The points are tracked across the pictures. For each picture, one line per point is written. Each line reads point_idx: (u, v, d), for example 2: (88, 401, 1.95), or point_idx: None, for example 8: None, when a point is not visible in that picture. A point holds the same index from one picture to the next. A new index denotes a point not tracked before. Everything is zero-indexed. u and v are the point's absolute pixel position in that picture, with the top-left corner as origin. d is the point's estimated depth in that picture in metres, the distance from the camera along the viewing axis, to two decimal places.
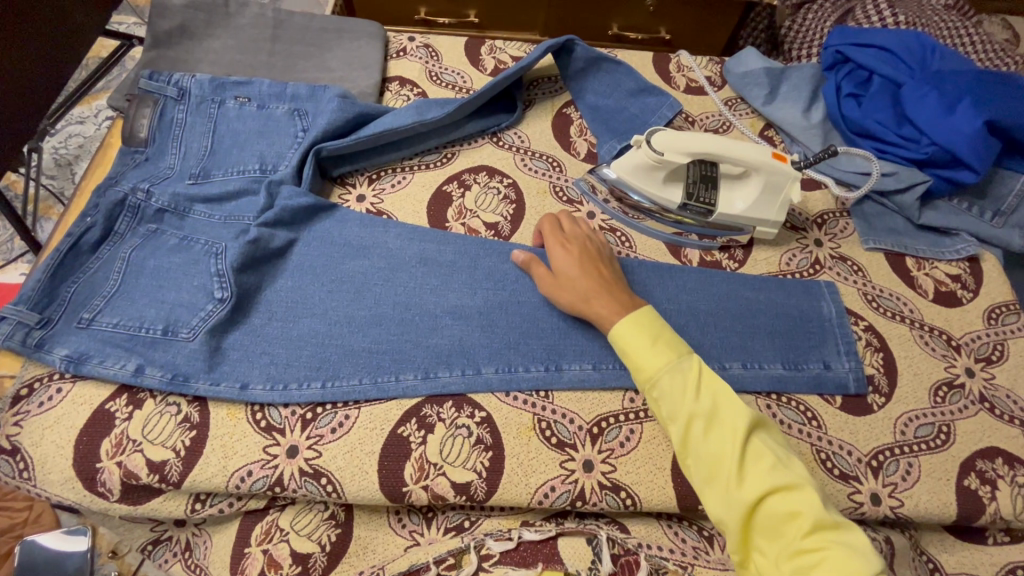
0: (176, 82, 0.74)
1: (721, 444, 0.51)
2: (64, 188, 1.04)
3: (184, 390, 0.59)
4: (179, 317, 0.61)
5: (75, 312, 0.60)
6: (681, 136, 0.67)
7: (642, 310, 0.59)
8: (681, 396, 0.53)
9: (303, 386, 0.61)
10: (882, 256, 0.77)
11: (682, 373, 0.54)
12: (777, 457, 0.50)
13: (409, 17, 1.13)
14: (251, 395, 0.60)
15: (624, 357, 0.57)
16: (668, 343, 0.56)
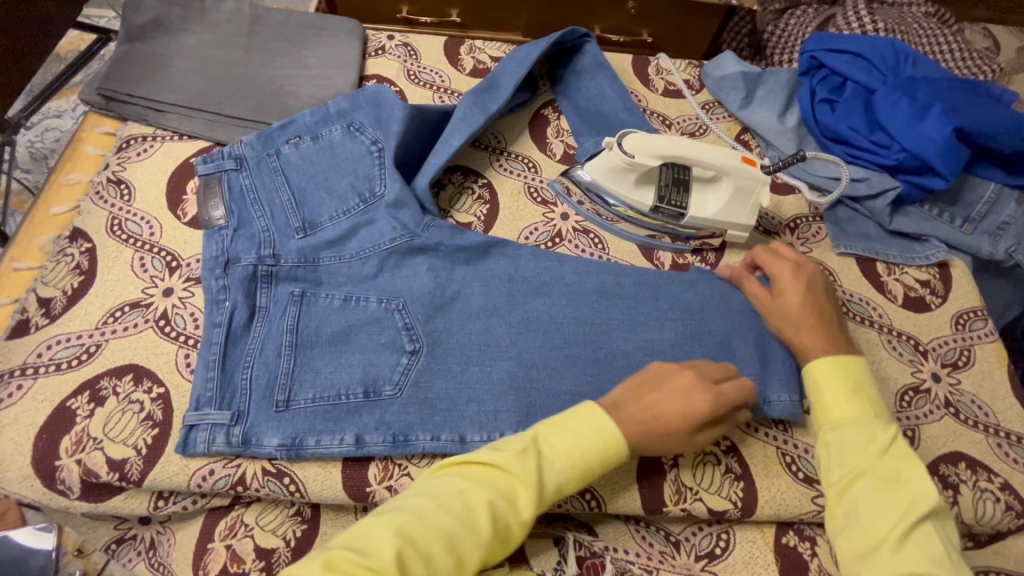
0: (230, 154, 0.72)
1: (884, 505, 0.49)
2: (40, 182, 1.03)
3: (409, 447, 0.59)
4: (376, 375, 0.61)
5: (270, 397, 0.59)
6: (652, 138, 0.68)
7: (849, 357, 0.57)
8: (862, 450, 0.52)
9: (428, 437, 0.59)
10: (853, 260, 0.78)
11: (881, 429, 0.53)
12: (948, 554, 0.46)
13: (391, 15, 1.12)
14: (415, 445, 0.59)
15: (812, 394, 0.57)
16: (871, 401, 0.55)
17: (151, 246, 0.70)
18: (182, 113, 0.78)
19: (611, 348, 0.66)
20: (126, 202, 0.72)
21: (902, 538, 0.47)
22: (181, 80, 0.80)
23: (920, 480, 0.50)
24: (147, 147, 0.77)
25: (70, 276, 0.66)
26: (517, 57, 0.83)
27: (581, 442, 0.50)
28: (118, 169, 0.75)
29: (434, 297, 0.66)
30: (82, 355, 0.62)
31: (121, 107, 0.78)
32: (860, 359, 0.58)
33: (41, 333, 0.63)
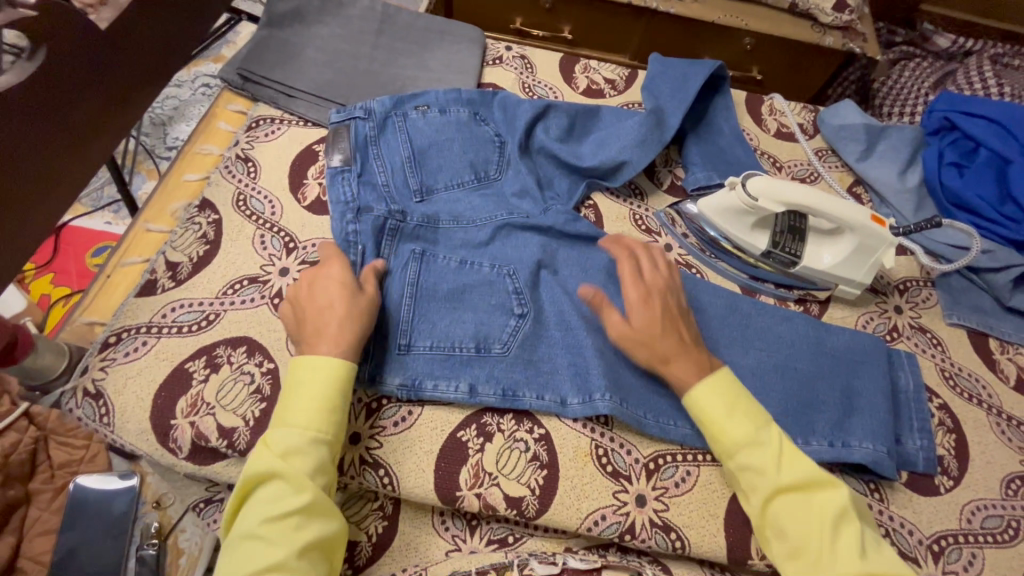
0: (361, 105, 0.77)
1: (804, 511, 0.51)
2: (157, 147, 1.10)
3: (518, 404, 0.61)
4: (488, 334, 0.64)
5: (390, 341, 0.62)
6: (781, 185, 0.66)
7: (726, 370, 0.58)
8: (761, 474, 0.53)
9: (538, 397, 0.62)
10: (965, 333, 0.74)
11: (766, 445, 0.54)
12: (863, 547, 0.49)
13: (503, 25, 1.15)
14: (522, 402, 0.61)
15: (700, 422, 0.56)
16: (753, 411, 0.55)
17: (272, 224, 0.72)
18: (311, 101, 0.82)
19: None
20: (251, 179, 0.76)
21: (833, 532, 0.50)
22: (313, 69, 0.83)
23: (822, 480, 0.52)
24: (275, 128, 0.80)
25: (197, 244, 0.70)
26: (674, 79, 0.86)
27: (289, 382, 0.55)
28: (247, 147, 0.78)
29: (536, 271, 0.69)
30: (203, 321, 0.65)
31: (255, 88, 0.82)
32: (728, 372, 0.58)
33: (167, 294, 0.66)
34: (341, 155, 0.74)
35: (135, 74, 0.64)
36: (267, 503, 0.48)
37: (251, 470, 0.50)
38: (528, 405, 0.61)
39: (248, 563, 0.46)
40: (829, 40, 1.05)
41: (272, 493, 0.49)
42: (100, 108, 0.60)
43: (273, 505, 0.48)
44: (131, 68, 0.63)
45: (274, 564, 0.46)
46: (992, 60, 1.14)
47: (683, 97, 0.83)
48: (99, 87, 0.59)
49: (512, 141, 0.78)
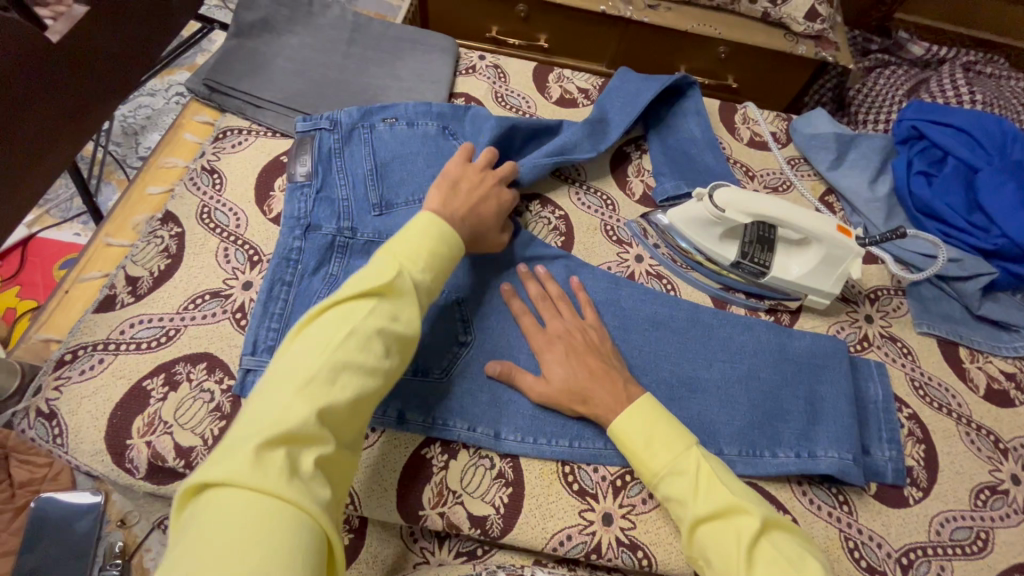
0: (328, 115, 0.77)
1: (724, 538, 0.49)
2: (128, 157, 1.08)
3: (445, 435, 0.60)
4: (427, 359, 0.63)
5: None
6: (749, 195, 0.66)
7: (648, 400, 0.57)
8: (680, 504, 0.52)
9: (471, 428, 0.61)
10: (935, 342, 0.74)
11: (683, 473, 0.52)
12: (789, 562, 0.47)
13: (479, 34, 1.15)
14: (452, 433, 0.60)
15: (626, 455, 0.56)
16: (673, 438, 0.54)
17: (236, 237, 0.71)
18: (279, 112, 0.81)
19: (678, 402, 0.64)
20: (217, 191, 0.74)
21: (750, 556, 0.47)
22: (282, 79, 0.82)
23: (735, 504, 0.49)
24: (242, 139, 0.79)
25: (159, 258, 0.69)
26: (626, 93, 0.86)
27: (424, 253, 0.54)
28: (213, 158, 0.77)
29: (492, 294, 0.69)
30: (162, 337, 0.64)
31: (222, 98, 0.81)
32: (650, 397, 0.58)
33: (125, 310, 0.65)
34: (304, 168, 0.74)
35: (91, 86, 0.63)
36: (279, 416, 0.40)
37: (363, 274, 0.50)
38: (458, 436, 0.60)
39: (297, 393, 0.41)
40: (802, 48, 1.05)
41: (343, 336, 0.45)
42: (52, 121, 0.59)
43: (285, 416, 0.40)
44: (87, 79, 0.62)
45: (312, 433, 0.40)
46: (964, 68, 1.15)
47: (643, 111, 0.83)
48: (52, 99, 0.58)
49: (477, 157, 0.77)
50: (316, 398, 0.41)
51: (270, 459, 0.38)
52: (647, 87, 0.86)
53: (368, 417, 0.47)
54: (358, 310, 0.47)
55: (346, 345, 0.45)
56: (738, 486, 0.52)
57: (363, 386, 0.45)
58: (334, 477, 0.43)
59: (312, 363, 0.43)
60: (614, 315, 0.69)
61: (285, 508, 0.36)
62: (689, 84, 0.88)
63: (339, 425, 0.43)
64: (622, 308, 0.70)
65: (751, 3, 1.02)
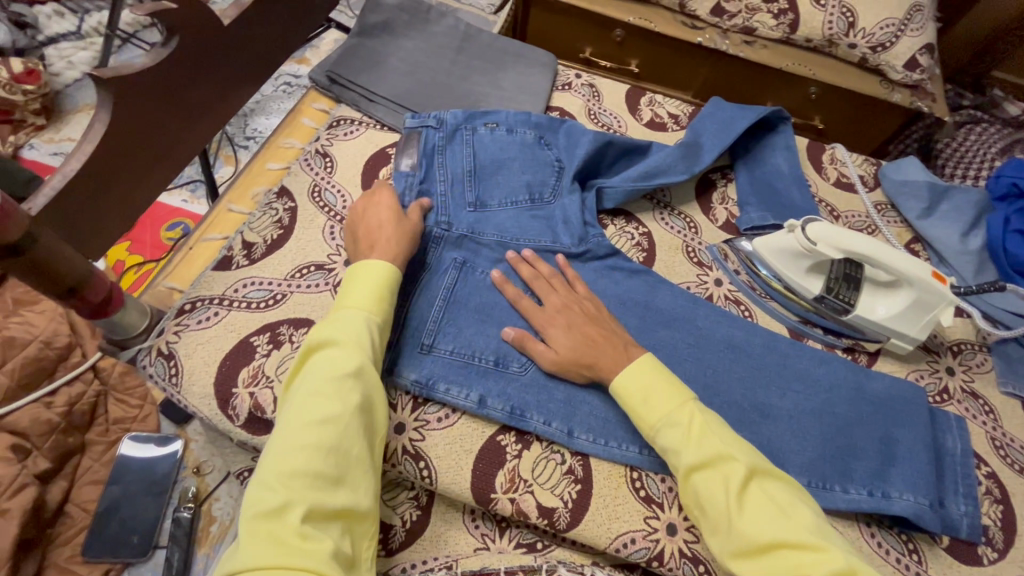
0: (436, 114, 0.82)
1: (717, 487, 0.52)
2: (236, 136, 1.18)
3: (522, 425, 0.62)
4: (510, 351, 0.66)
5: (417, 338, 0.65)
6: (844, 233, 0.67)
7: (646, 357, 0.60)
8: (676, 453, 0.55)
9: (545, 422, 0.63)
10: (1018, 403, 0.73)
11: (678, 424, 0.55)
12: (780, 508, 0.51)
13: (572, 54, 1.20)
14: (528, 424, 0.62)
15: (624, 408, 0.59)
16: (670, 391, 0.58)
17: (342, 217, 0.77)
18: (389, 107, 0.87)
19: (750, 425, 0.65)
20: (328, 173, 0.80)
21: (740, 501, 0.51)
22: (395, 78, 0.88)
23: (724, 452, 0.53)
24: (354, 129, 0.85)
25: (272, 227, 0.75)
26: (719, 121, 0.88)
27: (355, 299, 0.59)
28: (326, 143, 0.83)
29: None
30: (270, 300, 0.69)
31: (340, 91, 0.88)
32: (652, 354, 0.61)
33: (240, 271, 0.71)
34: (409, 156, 0.79)
35: (242, 67, 0.70)
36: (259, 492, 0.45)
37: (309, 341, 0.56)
38: (532, 428, 0.62)
39: (274, 467, 0.47)
40: (896, 96, 1.05)
41: (305, 402, 0.50)
42: (207, 94, 0.65)
43: (266, 490, 0.45)
44: (240, 61, 0.69)
45: (294, 493, 0.45)
46: None
47: (730, 137, 0.85)
48: (211, 75, 0.64)
49: (570, 167, 0.80)
50: (283, 466, 0.46)
51: (258, 531, 0.43)
52: (742, 117, 0.87)
53: (365, 459, 0.51)
54: (309, 375, 0.53)
55: (305, 408, 0.50)
56: (729, 437, 0.55)
57: (328, 435, 0.49)
58: (342, 526, 0.47)
59: (278, 440, 0.49)
60: (691, 336, 0.70)
61: (285, 566, 0.41)
62: (780, 119, 0.90)
63: (323, 478, 0.47)
64: (699, 328, 0.71)
65: (850, 47, 1.03)
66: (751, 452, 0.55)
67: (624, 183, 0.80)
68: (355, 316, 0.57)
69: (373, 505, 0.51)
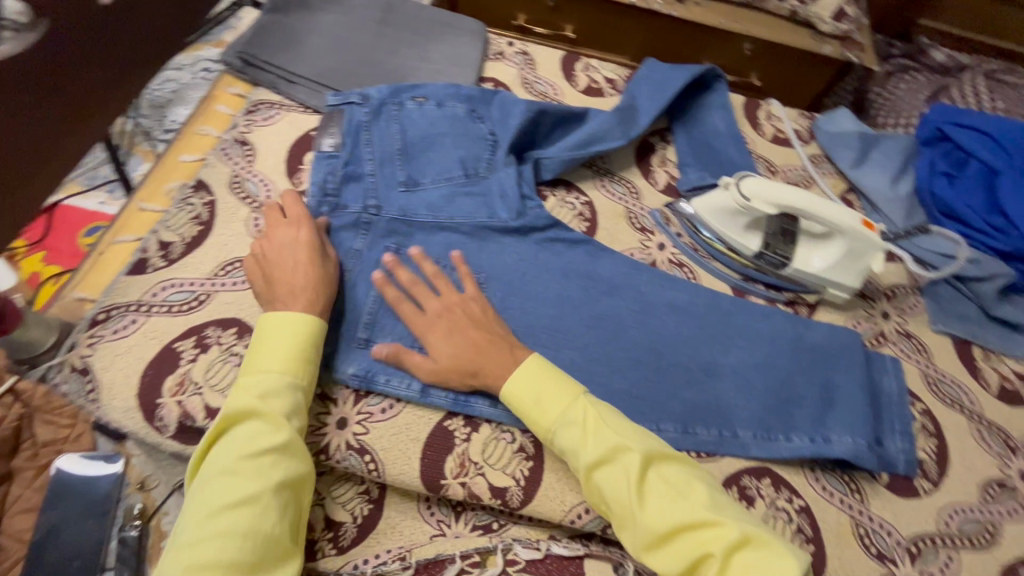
0: (360, 91, 0.78)
1: (619, 481, 0.52)
2: (154, 130, 1.09)
3: (467, 410, 0.61)
4: None
5: (353, 332, 0.63)
6: (777, 187, 0.67)
7: (536, 359, 0.59)
8: (574, 455, 0.54)
9: (492, 403, 0.62)
10: (949, 340, 0.76)
11: (573, 423, 0.55)
12: (677, 490, 0.51)
13: (506, 21, 1.16)
14: (474, 407, 0.61)
15: (519, 414, 0.57)
16: (562, 387, 0.57)
17: (266, 208, 0.73)
18: (310, 88, 0.82)
19: (695, 386, 0.66)
20: (248, 162, 0.76)
21: (640, 491, 0.51)
22: (314, 55, 0.83)
23: (620, 445, 0.53)
24: (273, 113, 0.80)
25: (191, 224, 0.70)
26: (654, 83, 0.86)
27: (272, 359, 0.55)
28: (244, 130, 0.78)
29: (514, 276, 0.70)
30: (193, 301, 0.65)
31: (255, 72, 0.82)
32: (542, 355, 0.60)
33: (158, 274, 0.66)
34: (331, 139, 0.76)
35: None
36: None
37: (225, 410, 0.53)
38: (479, 411, 0.61)
39: (185, 559, 0.45)
40: (827, 48, 1.06)
41: (219, 487, 0.49)
42: None
43: None
44: None
45: None
46: (987, 76, 1.16)
47: (664, 98, 0.84)
48: None
49: (504, 140, 0.78)
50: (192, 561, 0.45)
51: None
52: (677, 78, 0.86)
53: (285, 535, 0.50)
54: (222, 451, 0.51)
55: (215, 495, 0.48)
56: (621, 426, 0.55)
57: (243, 521, 0.47)
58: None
59: (191, 527, 0.47)
60: (635, 303, 0.70)
61: None
62: (714, 77, 0.89)
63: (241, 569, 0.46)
64: (643, 294, 0.71)
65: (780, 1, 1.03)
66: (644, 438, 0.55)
67: (561, 152, 0.78)
68: (266, 378, 0.54)
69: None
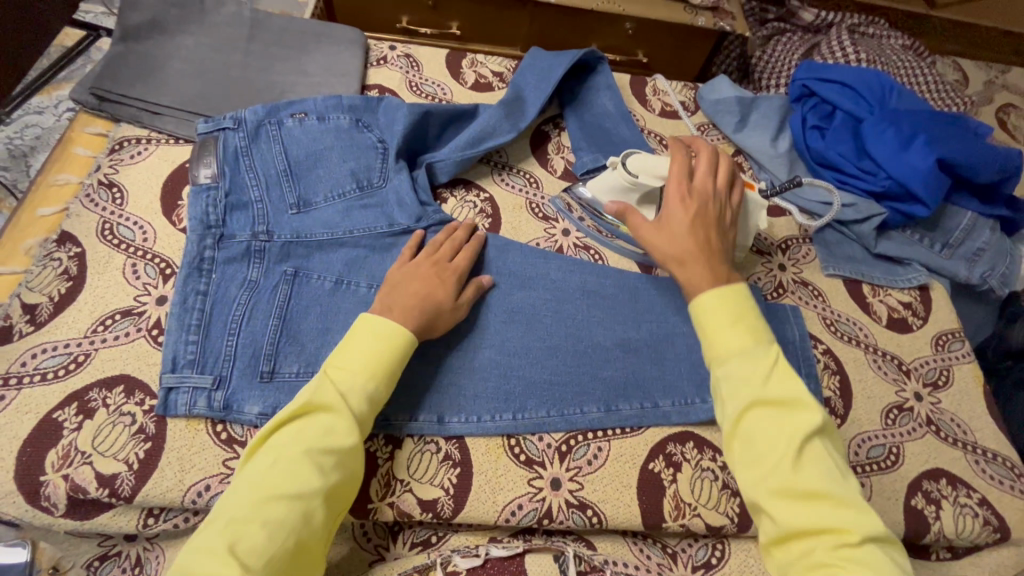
0: (232, 114, 0.74)
1: (775, 427, 0.49)
2: (18, 182, 1.02)
3: (386, 428, 0.60)
4: None
5: (253, 367, 0.60)
6: (659, 160, 0.70)
7: (736, 287, 0.57)
8: (746, 383, 0.51)
9: (411, 416, 0.60)
10: (841, 281, 0.81)
11: (756, 357, 0.53)
12: (834, 470, 0.48)
13: (390, 25, 1.14)
14: (393, 424, 0.60)
15: (700, 329, 0.56)
16: (752, 328, 0.55)
17: (144, 251, 0.68)
18: (179, 117, 0.77)
19: (613, 363, 0.67)
20: (118, 206, 0.70)
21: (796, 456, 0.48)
22: (179, 82, 0.78)
23: (805, 400, 0.50)
24: (141, 149, 0.75)
25: (58, 281, 0.64)
26: (539, 71, 0.87)
27: (368, 357, 0.55)
28: (110, 171, 0.72)
29: None
30: (70, 365, 0.59)
31: (114, 107, 0.76)
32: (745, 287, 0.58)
33: (25, 341, 0.60)
34: (207, 167, 0.70)
35: None
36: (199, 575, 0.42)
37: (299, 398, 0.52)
38: (398, 428, 0.60)
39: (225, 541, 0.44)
40: (700, 20, 1.09)
41: (279, 467, 0.48)
42: None
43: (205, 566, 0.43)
44: None
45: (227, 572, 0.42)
46: (851, 30, 1.24)
47: (550, 85, 0.85)
48: None
49: (393, 145, 0.76)
50: (235, 540, 0.44)
51: None
52: (560, 63, 0.87)
53: (319, 540, 0.49)
54: (291, 437, 0.50)
55: (270, 479, 0.47)
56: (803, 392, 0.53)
57: (293, 517, 0.47)
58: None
59: (238, 509, 0.46)
60: (545, 293, 0.70)
61: None
62: (597, 59, 0.90)
63: (276, 567, 0.45)
64: (552, 282, 0.71)
65: None
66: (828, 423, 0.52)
67: (454, 151, 0.78)
68: (360, 382, 0.53)
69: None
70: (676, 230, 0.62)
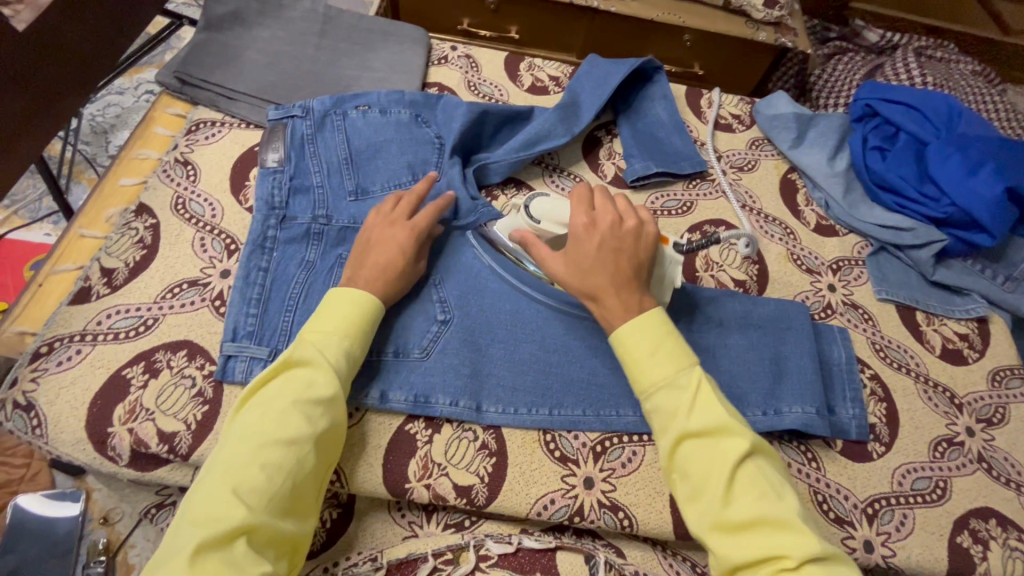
0: (300, 103, 0.78)
1: (706, 454, 0.49)
2: (98, 156, 1.09)
3: (427, 412, 0.61)
4: (406, 340, 0.64)
5: None
6: (562, 205, 0.65)
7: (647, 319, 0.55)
8: (671, 417, 0.51)
9: (452, 402, 0.62)
10: (893, 307, 0.78)
11: (682, 387, 0.52)
12: (771, 488, 0.48)
13: (451, 26, 1.17)
14: (434, 409, 0.61)
15: (623, 361, 0.55)
16: (673, 353, 0.53)
17: (212, 226, 0.72)
18: (252, 103, 0.81)
19: None
20: (191, 182, 0.74)
21: (730, 482, 0.48)
22: (254, 71, 0.82)
23: (729, 426, 0.50)
24: (215, 131, 0.79)
25: (133, 249, 0.69)
26: (595, 78, 0.88)
27: (347, 313, 0.57)
28: (186, 150, 0.77)
29: (468, 275, 0.70)
30: (140, 327, 0.63)
31: (193, 91, 0.81)
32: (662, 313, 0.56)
33: (102, 301, 0.65)
34: (275, 152, 0.74)
35: None
36: (210, 516, 0.44)
37: (284, 355, 0.54)
38: (439, 412, 0.61)
39: (223, 485, 0.46)
40: (762, 35, 1.09)
41: (270, 414, 0.50)
42: None
43: (211, 504, 0.45)
44: None
45: (223, 514, 0.44)
46: (918, 53, 1.21)
47: (605, 92, 0.86)
48: None
49: (450, 141, 0.78)
50: (238, 483, 0.46)
51: (207, 560, 0.42)
52: (617, 71, 0.88)
53: (312, 490, 0.51)
54: (276, 393, 0.52)
55: (262, 428, 0.49)
56: (730, 410, 0.52)
57: (288, 461, 0.48)
58: (281, 553, 0.48)
59: (229, 456, 0.48)
60: None
61: None
62: (654, 68, 0.91)
63: (278, 505, 0.47)
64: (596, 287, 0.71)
65: None
66: (769, 444, 0.53)
67: (508, 152, 0.79)
68: (336, 340, 0.55)
69: (311, 532, 0.51)
70: (586, 249, 0.59)
